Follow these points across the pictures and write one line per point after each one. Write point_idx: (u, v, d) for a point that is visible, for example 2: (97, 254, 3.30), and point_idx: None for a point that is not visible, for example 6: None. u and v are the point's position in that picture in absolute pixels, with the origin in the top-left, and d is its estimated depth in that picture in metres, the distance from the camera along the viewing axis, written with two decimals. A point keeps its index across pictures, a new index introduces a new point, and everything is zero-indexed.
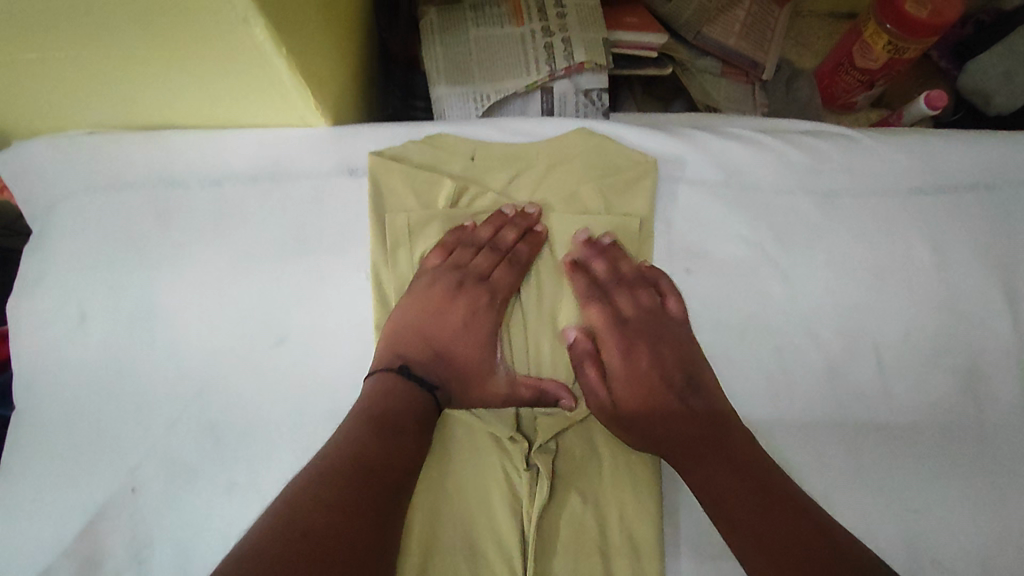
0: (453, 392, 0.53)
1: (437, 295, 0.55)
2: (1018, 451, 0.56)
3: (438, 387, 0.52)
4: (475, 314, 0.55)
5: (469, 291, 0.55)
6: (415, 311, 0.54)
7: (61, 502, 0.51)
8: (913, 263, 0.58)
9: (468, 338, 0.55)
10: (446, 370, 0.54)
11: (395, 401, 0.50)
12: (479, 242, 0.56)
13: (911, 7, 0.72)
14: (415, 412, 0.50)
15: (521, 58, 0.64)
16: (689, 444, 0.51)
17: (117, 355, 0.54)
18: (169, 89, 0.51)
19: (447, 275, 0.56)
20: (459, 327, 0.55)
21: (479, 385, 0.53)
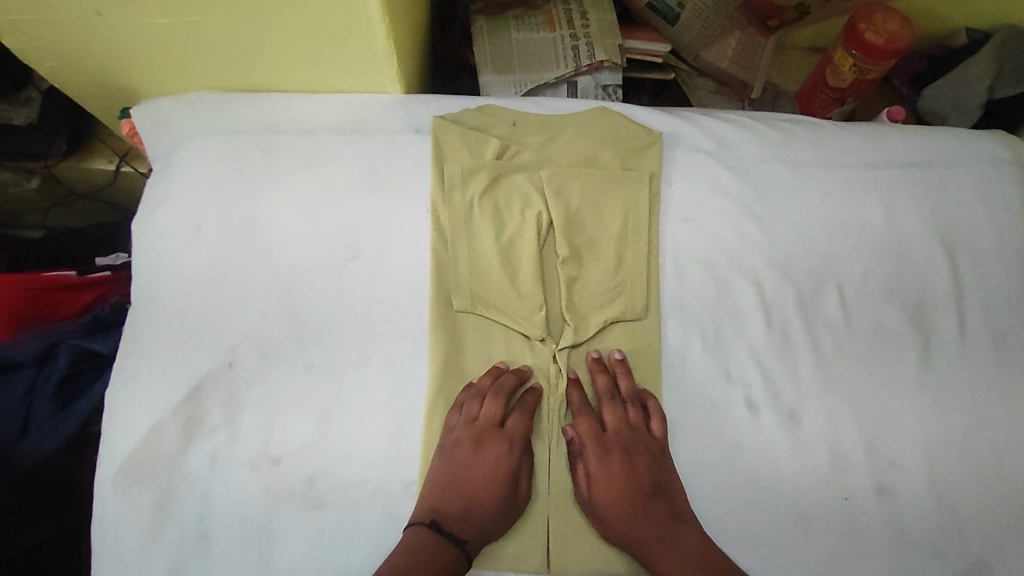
0: (480, 539, 0.60)
1: (464, 473, 0.62)
2: (955, 373, 0.70)
3: (466, 540, 0.59)
4: (497, 480, 0.61)
5: (491, 450, 0.62)
6: (432, 483, 0.61)
7: (172, 373, 0.64)
8: (869, 222, 0.72)
9: (493, 503, 0.61)
10: (474, 523, 0.60)
11: (432, 562, 0.56)
12: (484, 391, 0.65)
13: (871, 36, 0.88)
14: (445, 554, 0.57)
15: (554, 56, 0.80)
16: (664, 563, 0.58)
17: (223, 260, 0.66)
18: (286, 56, 0.67)
19: (466, 433, 0.63)
20: (484, 504, 0.60)
21: (502, 521, 0.61)
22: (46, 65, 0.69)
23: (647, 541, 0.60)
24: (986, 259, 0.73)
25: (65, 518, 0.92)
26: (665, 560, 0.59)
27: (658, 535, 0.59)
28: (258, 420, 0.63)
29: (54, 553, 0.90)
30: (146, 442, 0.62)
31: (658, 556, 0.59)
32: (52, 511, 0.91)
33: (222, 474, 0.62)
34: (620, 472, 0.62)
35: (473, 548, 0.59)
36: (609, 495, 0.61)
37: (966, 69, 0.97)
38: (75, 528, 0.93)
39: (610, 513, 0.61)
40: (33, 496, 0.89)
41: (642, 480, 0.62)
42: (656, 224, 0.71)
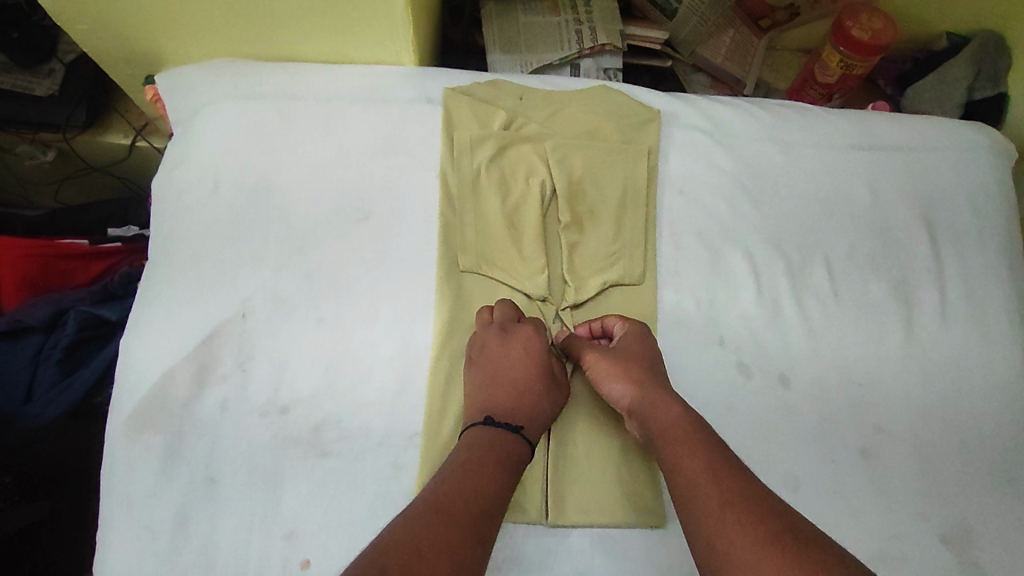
0: (535, 424, 0.60)
1: (502, 364, 0.63)
2: (938, 345, 0.72)
3: (521, 426, 0.59)
4: (532, 368, 0.63)
5: (519, 339, 0.64)
6: (479, 385, 0.62)
7: (186, 322, 0.65)
8: (854, 199, 0.76)
9: (537, 385, 0.62)
10: (524, 409, 0.60)
11: (500, 442, 0.57)
12: (501, 302, 0.67)
13: (857, 32, 0.93)
14: (508, 441, 0.57)
15: (559, 39, 0.84)
16: (662, 417, 0.56)
17: (239, 217, 0.69)
18: (307, 25, 0.71)
19: (491, 332, 0.65)
20: (529, 393, 0.61)
21: (549, 405, 0.62)
22: (77, 29, 0.72)
23: (649, 400, 0.58)
24: (966, 237, 0.76)
25: (58, 501, 0.93)
26: (663, 413, 0.56)
27: (660, 394, 0.58)
28: (266, 370, 0.65)
29: (46, 533, 0.91)
30: (157, 388, 0.63)
31: (659, 409, 0.57)
32: (44, 494, 0.91)
33: (230, 421, 0.63)
34: (631, 347, 0.63)
35: (532, 433, 0.60)
36: (618, 359, 0.61)
37: (946, 70, 1.03)
38: (67, 511, 0.94)
39: (616, 377, 0.60)
40: (26, 477, 0.89)
41: (650, 354, 0.62)
42: (653, 195, 0.74)
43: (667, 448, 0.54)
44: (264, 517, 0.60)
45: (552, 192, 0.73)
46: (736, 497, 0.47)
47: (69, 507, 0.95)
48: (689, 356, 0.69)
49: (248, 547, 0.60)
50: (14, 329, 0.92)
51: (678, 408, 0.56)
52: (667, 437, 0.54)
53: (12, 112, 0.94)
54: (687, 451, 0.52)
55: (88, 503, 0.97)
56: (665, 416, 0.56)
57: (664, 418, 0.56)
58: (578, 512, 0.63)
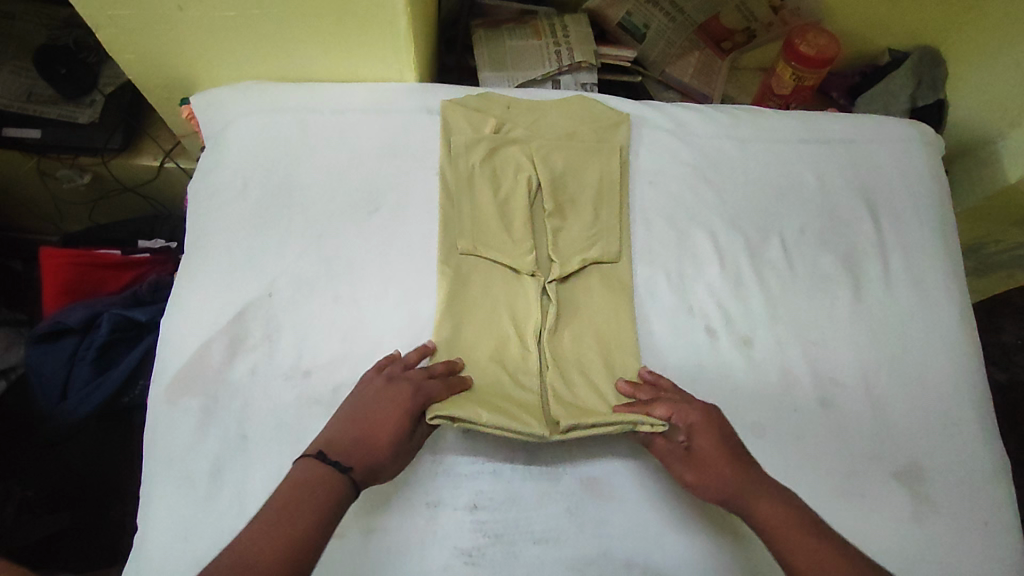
0: (366, 471, 0.57)
1: (362, 404, 0.61)
2: (882, 306, 0.81)
3: (351, 467, 0.56)
4: (402, 423, 0.61)
5: (398, 390, 0.63)
6: (344, 422, 0.60)
7: (219, 301, 0.75)
8: (803, 185, 0.86)
9: (398, 437, 0.60)
10: (362, 453, 0.57)
11: (325, 485, 0.53)
12: (408, 363, 0.68)
13: (805, 48, 1.06)
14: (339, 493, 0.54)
15: (541, 60, 0.96)
16: (765, 511, 0.57)
17: (265, 210, 0.79)
18: (323, 50, 0.82)
19: (378, 380, 0.65)
20: (388, 440, 0.60)
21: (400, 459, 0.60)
22: (125, 58, 0.84)
23: (742, 498, 0.59)
24: (904, 216, 0.86)
25: (78, 512, 1.04)
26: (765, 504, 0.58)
27: (755, 494, 0.58)
28: (290, 341, 0.74)
29: (68, 545, 1.03)
30: (194, 358, 0.72)
31: (764, 507, 0.58)
32: (66, 506, 1.04)
33: (259, 384, 0.72)
34: (699, 435, 0.63)
35: (359, 478, 0.56)
36: (695, 456, 0.62)
37: (891, 82, 1.15)
38: (89, 523, 1.05)
39: (708, 478, 0.61)
40: (48, 491, 1.04)
41: (728, 439, 0.63)
42: (627, 187, 0.85)
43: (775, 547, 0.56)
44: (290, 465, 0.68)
45: (537, 185, 0.84)
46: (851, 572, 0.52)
47: (93, 516, 1.05)
48: (662, 319, 0.78)
49: None
50: (54, 331, 1.01)
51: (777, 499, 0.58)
52: (778, 535, 0.56)
53: (57, 137, 1.04)
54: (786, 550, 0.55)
55: (109, 512, 1.06)
56: (768, 512, 0.57)
57: (776, 515, 0.57)
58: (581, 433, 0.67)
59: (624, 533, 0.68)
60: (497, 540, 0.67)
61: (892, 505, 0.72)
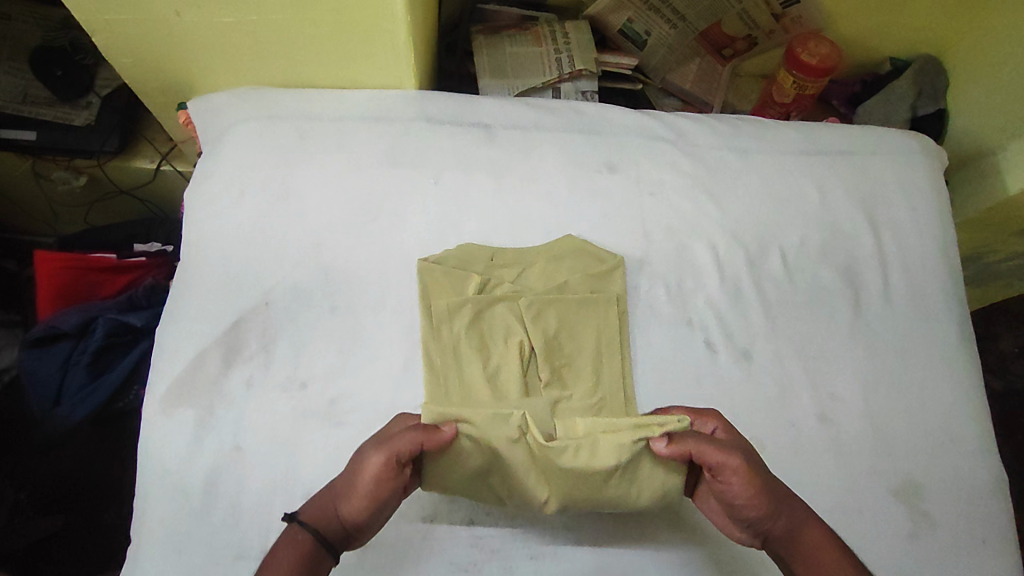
0: (317, 509, 0.57)
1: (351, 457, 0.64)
2: (881, 320, 0.81)
3: (299, 511, 0.57)
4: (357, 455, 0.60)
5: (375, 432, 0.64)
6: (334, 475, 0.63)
7: (214, 311, 0.74)
8: (805, 197, 0.86)
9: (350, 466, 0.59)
10: (317, 498, 0.59)
11: (278, 539, 0.56)
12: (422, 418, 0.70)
13: (806, 57, 1.06)
14: (303, 552, 0.55)
15: (541, 67, 0.96)
16: (813, 537, 0.57)
17: (262, 219, 0.78)
18: (321, 56, 0.81)
19: None
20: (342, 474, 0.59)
21: (353, 486, 0.57)
22: (122, 62, 0.83)
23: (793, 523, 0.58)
24: (906, 229, 0.86)
25: (72, 515, 1.04)
26: (808, 532, 0.57)
27: (802, 523, 0.58)
28: (287, 352, 0.73)
29: (59, 548, 1.02)
30: (188, 369, 0.71)
31: (808, 536, 0.57)
32: (60, 509, 1.04)
33: (254, 396, 0.71)
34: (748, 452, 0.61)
35: (307, 518, 0.57)
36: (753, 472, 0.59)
37: (891, 90, 1.15)
38: (80, 527, 1.04)
39: (767, 494, 0.58)
40: (42, 493, 1.04)
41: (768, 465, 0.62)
42: (628, 198, 0.84)
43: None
44: (286, 478, 0.68)
45: (530, 349, 0.76)
46: None
47: (84, 519, 1.05)
48: (662, 331, 0.78)
49: (272, 507, 0.67)
50: (49, 335, 1.01)
51: (820, 526, 0.58)
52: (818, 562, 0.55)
53: (52, 140, 1.04)
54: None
55: (101, 516, 1.05)
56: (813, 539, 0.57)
57: (814, 539, 0.57)
58: (615, 454, 0.63)
59: (621, 550, 0.68)
60: (493, 555, 0.67)
61: (890, 522, 0.71)
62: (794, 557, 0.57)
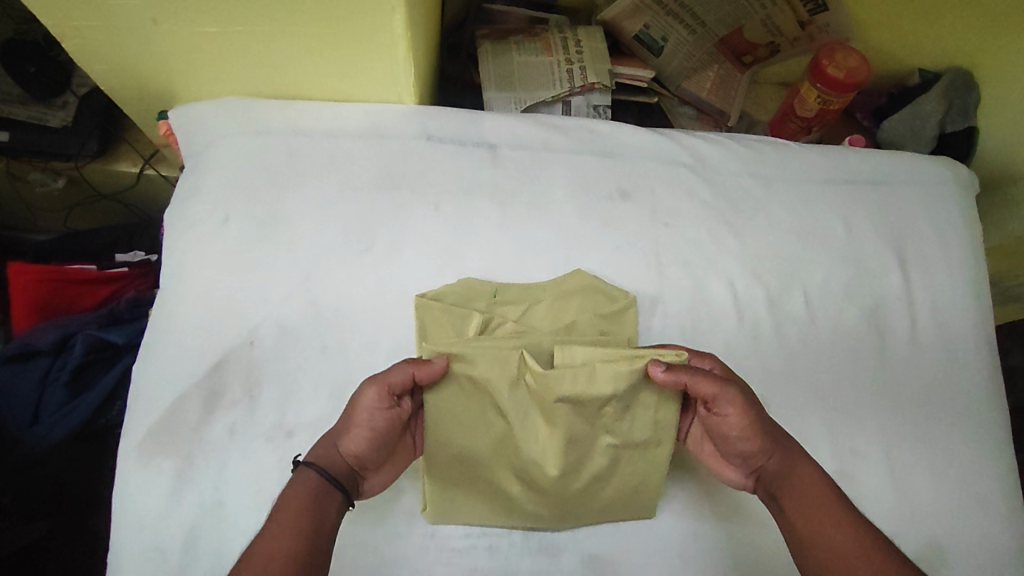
0: (324, 448, 0.58)
1: None
2: (906, 367, 0.77)
3: (308, 453, 0.58)
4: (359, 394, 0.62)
5: None
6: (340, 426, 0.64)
7: (196, 349, 0.69)
8: (831, 232, 0.81)
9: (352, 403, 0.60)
10: (322, 441, 0.59)
11: (288, 480, 0.56)
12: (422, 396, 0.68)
13: (833, 71, 0.99)
14: (315, 489, 0.54)
15: (551, 78, 0.89)
16: (805, 474, 0.59)
17: (249, 248, 0.72)
18: (313, 69, 0.74)
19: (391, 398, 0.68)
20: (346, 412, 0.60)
21: (355, 418, 0.58)
22: (96, 68, 0.75)
23: (787, 469, 0.59)
24: (937, 267, 0.81)
25: (55, 521, 0.99)
26: (800, 472, 0.59)
27: (794, 461, 0.60)
28: (273, 396, 0.68)
29: (43, 558, 0.97)
30: (166, 415, 0.66)
31: (800, 472, 0.59)
32: (42, 514, 0.98)
33: (238, 445, 0.66)
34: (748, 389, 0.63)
35: (314, 457, 0.57)
36: (751, 407, 0.61)
37: (919, 105, 1.07)
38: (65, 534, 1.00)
39: (762, 425, 0.60)
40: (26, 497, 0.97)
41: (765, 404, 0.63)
42: (642, 229, 0.79)
43: (798, 511, 0.57)
44: None
45: None
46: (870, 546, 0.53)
47: (69, 526, 1.00)
48: None
49: None
50: (24, 352, 0.95)
51: (815, 469, 0.59)
52: (807, 497, 0.57)
53: (27, 142, 0.97)
54: (821, 518, 0.55)
55: (89, 523, 1.01)
56: (806, 479, 0.58)
57: (805, 476, 0.58)
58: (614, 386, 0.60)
59: None
60: None
61: None
62: (782, 490, 0.59)
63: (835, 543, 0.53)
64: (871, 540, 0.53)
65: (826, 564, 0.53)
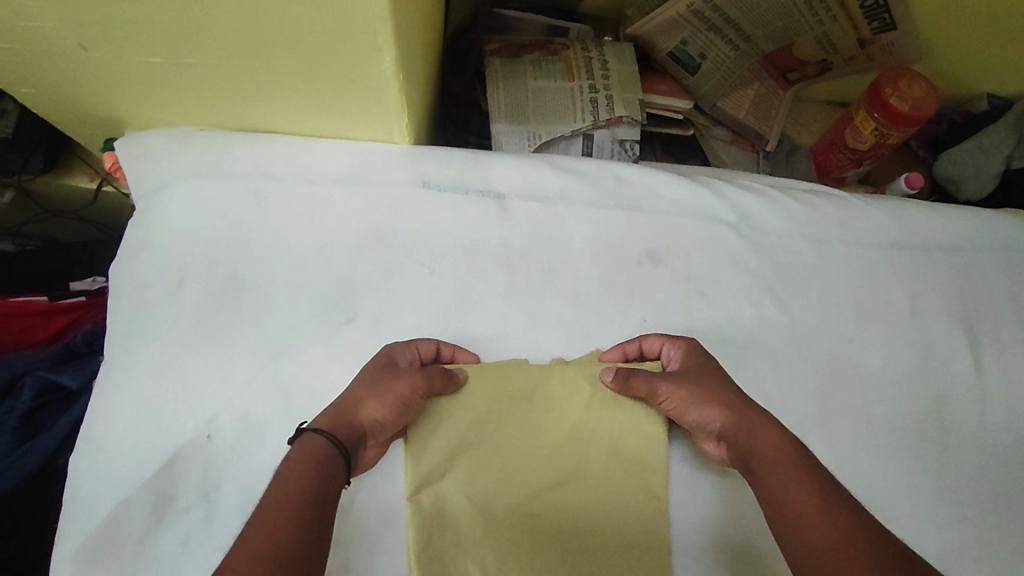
0: (338, 422, 0.52)
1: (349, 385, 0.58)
2: (974, 470, 0.66)
3: (320, 424, 0.52)
4: (372, 369, 0.57)
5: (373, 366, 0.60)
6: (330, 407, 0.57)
7: (143, 441, 0.58)
8: (891, 306, 0.70)
9: (373, 379, 0.56)
10: (332, 412, 0.53)
11: (299, 448, 0.49)
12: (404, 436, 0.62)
13: (896, 101, 0.85)
14: (329, 456, 0.49)
15: (570, 108, 0.77)
16: (767, 440, 0.51)
17: (208, 317, 0.61)
18: (285, 102, 0.62)
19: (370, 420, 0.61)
20: (360, 388, 0.55)
21: (378, 394, 0.55)
22: (24, 91, 0.63)
23: (750, 429, 0.53)
24: (1010, 351, 0.71)
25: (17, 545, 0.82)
26: (761, 438, 0.52)
27: (754, 428, 0.53)
28: (233, 502, 0.57)
29: None
30: (104, 524, 0.55)
31: (761, 438, 0.52)
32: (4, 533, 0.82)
33: (191, 563, 0.55)
34: (699, 366, 0.58)
35: (329, 428, 0.51)
36: (692, 385, 0.57)
37: (986, 137, 0.94)
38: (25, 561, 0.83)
39: (705, 401, 0.56)
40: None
41: (722, 374, 0.58)
42: (674, 300, 0.67)
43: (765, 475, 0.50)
44: None
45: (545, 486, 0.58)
46: (830, 515, 0.45)
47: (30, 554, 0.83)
48: (710, 481, 0.61)
49: None
50: None
51: (778, 430, 0.52)
52: (767, 467, 0.50)
53: None
54: (783, 481, 0.48)
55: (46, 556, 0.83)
56: (770, 444, 0.51)
57: (766, 443, 0.51)
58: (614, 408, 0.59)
59: None
60: None
61: None
62: (746, 466, 0.52)
63: (797, 508, 0.46)
64: (839, 506, 0.46)
65: (789, 529, 0.46)
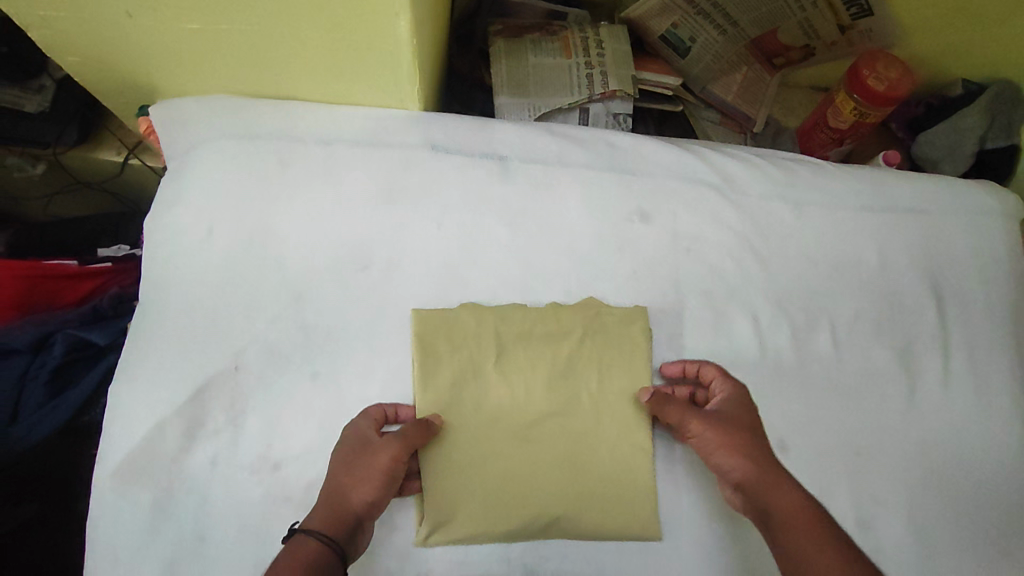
0: (327, 521, 0.55)
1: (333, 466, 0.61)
2: (937, 412, 0.71)
3: (309, 525, 0.55)
4: (352, 446, 0.60)
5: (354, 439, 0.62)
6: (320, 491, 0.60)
7: (176, 372, 0.64)
8: (862, 263, 0.76)
9: (354, 459, 0.59)
10: (321, 508, 0.56)
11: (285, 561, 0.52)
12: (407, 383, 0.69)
13: (873, 81, 0.91)
14: (317, 556, 0.52)
15: (568, 83, 0.83)
16: (784, 498, 0.56)
17: (235, 263, 0.67)
18: (307, 69, 0.68)
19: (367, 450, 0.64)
20: (343, 474, 0.58)
21: (362, 481, 0.57)
22: (69, 59, 0.69)
23: (770, 482, 0.58)
24: (972, 305, 0.76)
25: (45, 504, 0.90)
26: (784, 494, 0.57)
27: (772, 485, 0.57)
28: (258, 426, 0.63)
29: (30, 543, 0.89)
30: (142, 444, 0.61)
31: (778, 490, 0.57)
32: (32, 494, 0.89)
33: (221, 479, 0.61)
34: (727, 412, 0.63)
35: (318, 527, 0.54)
36: (722, 428, 0.61)
37: (960, 119, 1.00)
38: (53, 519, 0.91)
39: (730, 449, 0.60)
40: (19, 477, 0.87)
41: (747, 428, 0.62)
42: (661, 253, 0.73)
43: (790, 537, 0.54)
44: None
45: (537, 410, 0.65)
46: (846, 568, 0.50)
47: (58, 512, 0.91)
48: None
49: None
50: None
51: (797, 490, 0.57)
52: (786, 520, 0.55)
53: None
54: (803, 542, 0.53)
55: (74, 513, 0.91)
56: (787, 501, 0.56)
57: (783, 502, 0.56)
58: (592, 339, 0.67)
59: None
60: None
61: None
62: (766, 524, 0.56)
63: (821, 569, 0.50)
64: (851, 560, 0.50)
65: None
